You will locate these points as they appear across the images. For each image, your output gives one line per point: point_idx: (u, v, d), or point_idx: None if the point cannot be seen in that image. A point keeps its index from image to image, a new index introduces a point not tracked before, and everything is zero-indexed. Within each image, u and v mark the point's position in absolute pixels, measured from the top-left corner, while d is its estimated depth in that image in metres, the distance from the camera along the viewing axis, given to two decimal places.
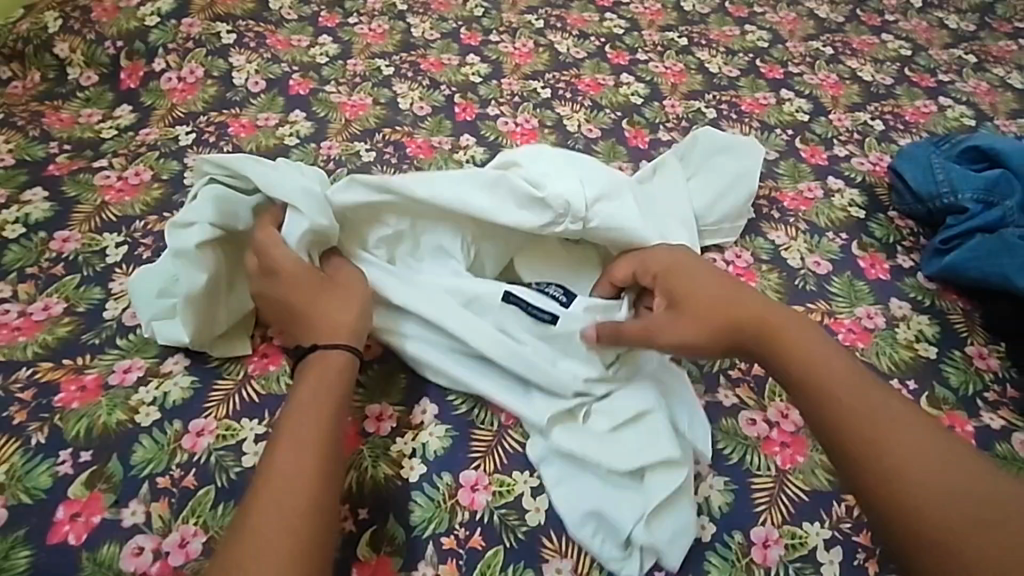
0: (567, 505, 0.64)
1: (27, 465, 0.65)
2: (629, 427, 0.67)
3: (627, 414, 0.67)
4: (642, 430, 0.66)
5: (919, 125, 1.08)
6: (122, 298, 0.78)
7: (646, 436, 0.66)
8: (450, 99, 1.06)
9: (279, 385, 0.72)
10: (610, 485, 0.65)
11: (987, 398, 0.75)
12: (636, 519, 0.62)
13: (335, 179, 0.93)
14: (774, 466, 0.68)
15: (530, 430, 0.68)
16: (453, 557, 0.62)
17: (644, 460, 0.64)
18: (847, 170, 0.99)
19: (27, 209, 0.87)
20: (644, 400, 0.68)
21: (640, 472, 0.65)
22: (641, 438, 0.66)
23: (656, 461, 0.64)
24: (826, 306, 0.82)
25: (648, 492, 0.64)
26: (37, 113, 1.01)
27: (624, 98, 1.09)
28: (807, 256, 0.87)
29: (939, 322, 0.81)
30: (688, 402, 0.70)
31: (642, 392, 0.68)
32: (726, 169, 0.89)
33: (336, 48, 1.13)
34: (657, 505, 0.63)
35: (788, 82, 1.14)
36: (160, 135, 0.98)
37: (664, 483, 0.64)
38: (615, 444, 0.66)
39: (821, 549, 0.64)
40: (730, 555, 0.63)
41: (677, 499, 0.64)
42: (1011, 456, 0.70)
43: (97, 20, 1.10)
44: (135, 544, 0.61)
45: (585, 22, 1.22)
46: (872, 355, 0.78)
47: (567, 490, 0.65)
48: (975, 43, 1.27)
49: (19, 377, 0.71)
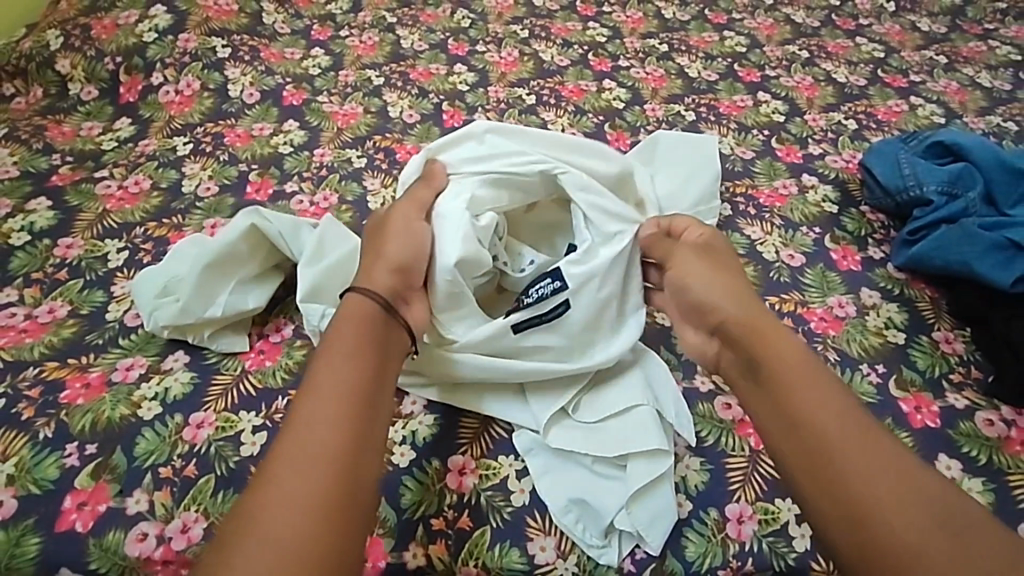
0: (553, 492, 0.67)
1: (35, 458, 0.68)
2: (615, 419, 0.70)
3: (616, 407, 0.70)
4: (630, 422, 0.69)
5: (891, 124, 1.12)
6: (124, 301, 0.81)
7: (634, 428, 0.69)
8: (438, 106, 1.10)
9: (275, 379, 0.75)
10: (597, 473, 0.68)
11: (952, 379, 0.79)
12: (620, 506, 0.65)
13: (329, 185, 0.97)
14: (748, 446, 0.71)
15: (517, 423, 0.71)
16: (442, 537, 0.65)
17: (631, 448, 0.67)
18: (821, 167, 1.03)
19: (31, 218, 0.91)
20: (633, 394, 0.70)
21: (626, 460, 0.68)
22: (628, 429, 0.69)
23: (644, 449, 0.67)
24: (799, 296, 0.86)
25: (633, 478, 0.67)
26: (40, 127, 1.05)
27: (606, 103, 1.13)
28: (782, 250, 0.91)
29: (907, 310, 0.85)
30: (673, 393, 0.72)
31: (629, 387, 0.71)
32: (687, 160, 0.92)
33: (327, 60, 1.17)
34: (641, 491, 0.66)
35: (764, 85, 1.18)
36: (159, 146, 1.02)
37: (649, 469, 0.67)
38: (601, 435, 0.69)
39: (792, 524, 0.67)
40: (706, 531, 0.66)
41: (659, 484, 0.67)
42: (974, 433, 0.74)
43: (97, 37, 1.14)
44: (139, 530, 0.65)
45: (569, 31, 1.27)
46: (843, 342, 0.81)
47: (553, 478, 0.67)
48: (947, 44, 1.31)
49: (27, 376, 0.74)
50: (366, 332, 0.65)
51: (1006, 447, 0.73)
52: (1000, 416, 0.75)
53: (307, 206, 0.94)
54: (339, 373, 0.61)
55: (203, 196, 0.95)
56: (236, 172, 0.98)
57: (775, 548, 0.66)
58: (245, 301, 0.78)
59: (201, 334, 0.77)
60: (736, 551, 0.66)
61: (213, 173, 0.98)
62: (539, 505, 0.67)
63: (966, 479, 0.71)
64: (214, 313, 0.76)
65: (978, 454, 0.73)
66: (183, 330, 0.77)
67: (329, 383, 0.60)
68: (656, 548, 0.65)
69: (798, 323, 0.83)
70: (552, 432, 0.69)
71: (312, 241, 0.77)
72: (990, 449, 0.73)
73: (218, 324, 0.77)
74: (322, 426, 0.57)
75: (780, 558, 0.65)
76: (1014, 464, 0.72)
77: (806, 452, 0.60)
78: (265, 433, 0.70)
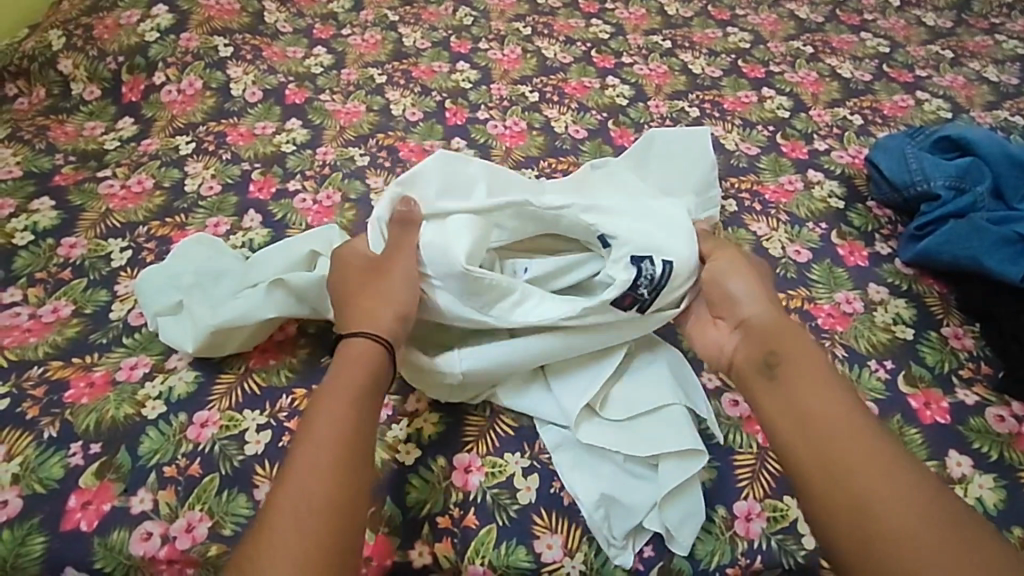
0: (582, 491, 0.66)
1: (40, 457, 0.68)
2: (646, 417, 0.68)
3: (645, 406, 0.68)
4: (663, 420, 0.67)
5: (896, 119, 1.12)
6: (128, 300, 0.81)
7: (664, 427, 0.67)
8: (441, 104, 1.10)
9: (279, 377, 0.74)
10: (625, 472, 0.66)
11: (962, 374, 0.78)
12: (651, 506, 0.64)
13: (331, 183, 0.97)
14: (756, 443, 0.71)
15: (545, 419, 0.70)
16: (448, 535, 0.65)
17: (663, 448, 0.65)
18: (827, 163, 1.02)
19: (35, 217, 0.90)
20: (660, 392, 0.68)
21: (657, 459, 0.66)
22: (658, 428, 0.67)
23: (676, 449, 0.66)
24: (806, 292, 0.85)
25: (663, 479, 0.65)
26: (43, 127, 1.05)
27: (609, 99, 1.12)
28: (789, 246, 0.90)
29: (915, 305, 0.84)
30: (701, 388, 0.71)
31: (659, 383, 0.69)
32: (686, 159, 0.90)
33: (330, 59, 1.17)
34: (673, 490, 0.65)
35: (769, 81, 1.17)
36: (162, 145, 1.02)
37: (681, 468, 0.65)
38: (634, 432, 0.67)
39: (801, 521, 0.66)
40: (714, 529, 0.66)
41: (690, 482, 0.66)
42: (984, 430, 0.73)
43: (99, 37, 1.14)
44: (144, 530, 0.65)
45: (572, 28, 1.26)
46: (850, 338, 0.80)
47: (580, 477, 0.66)
48: (952, 39, 1.30)
49: (31, 375, 0.74)
50: (362, 371, 0.62)
51: (1017, 443, 0.73)
52: (1011, 412, 0.75)
53: (310, 204, 0.94)
54: (335, 412, 0.59)
55: (207, 195, 0.95)
56: (238, 170, 0.98)
57: (785, 546, 0.65)
58: (257, 341, 0.76)
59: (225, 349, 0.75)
60: (745, 549, 0.65)
61: (216, 172, 0.98)
62: (545, 502, 0.66)
63: (977, 476, 0.70)
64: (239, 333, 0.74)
65: (988, 450, 0.72)
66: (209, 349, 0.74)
67: (317, 429, 0.58)
68: (685, 548, 0.64)
69: (806, 319, 0.82)
70: (583, 431, 0.67)
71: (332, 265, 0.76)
72: (1001, 445, 0.72)
73: (240, 341, 0.75)
74: (307, 477, 0.55)
75: (790, 556, 0.65)
76: None
77: (815, 454, 0.58)
78: (270, 431, 0.70)
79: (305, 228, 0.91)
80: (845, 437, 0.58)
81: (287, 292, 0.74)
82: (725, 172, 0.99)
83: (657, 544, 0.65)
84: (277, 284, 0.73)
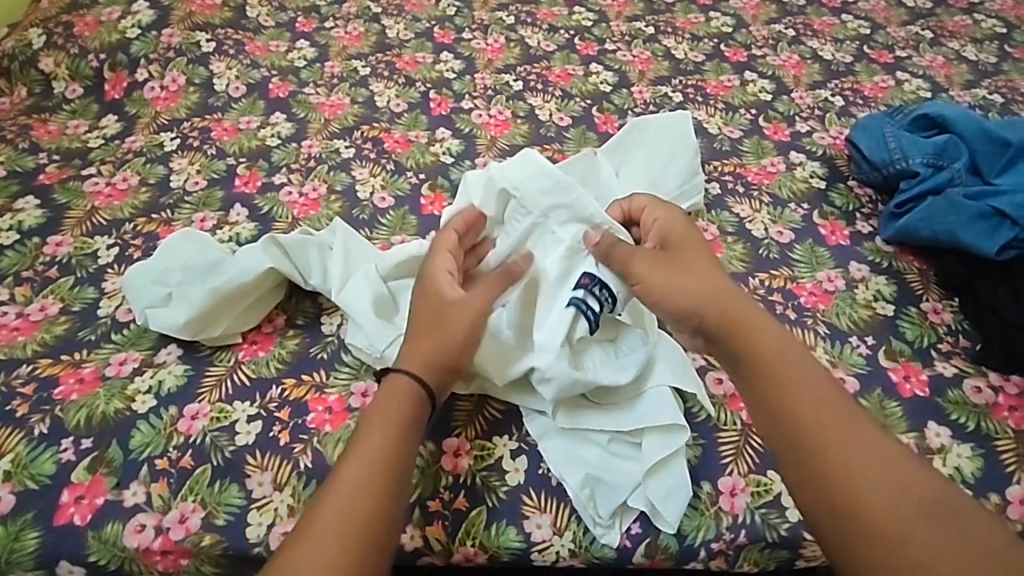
0: (566, 473, 0.67)
1: (31, 453, 0.68)
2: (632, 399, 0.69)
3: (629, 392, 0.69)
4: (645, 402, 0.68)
5: (877, 99, 1.13)
6: (115, 296, 0.82)
7: (647, 405, 0.68)
8: (425, 95, 1.10)
9: (268, 369, 0.75)
10: (610, 452, 0.68)
11: (941, 349, 0.79)
12: (634, 485, 0.66)
13: (313, 177, 0.97)
14: (740, 420, 0.72)
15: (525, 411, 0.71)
16: (439, 519, 0.66)
17: (644, 424, 0.67)
18: (808, 144, 1.03)
19: (20, 217, 0.91)
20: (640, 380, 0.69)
21: (640, 438, 0.68)
22: (642, 408, 0.68)
23: (658, 426, 0.67)
24: (789, 273, 0.86)
25: (648, 456, 0.67)
26: (25, 126, 1.05)
27: (593, 86, 1.12)
28: (771, 227, 0.91)
29: (896, 283, 0.86)
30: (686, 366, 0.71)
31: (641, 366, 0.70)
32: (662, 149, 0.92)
33: (313, 52, 1.17)
34: (655, 467, 0.66)
35: (751, 65, 1.18)
36: (146, 142, 1.02)
37: (664, 445, 0.67)
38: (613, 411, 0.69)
39: (785, 495, 0.68)
40: (700, 505, 0.67)
41: (672, 459, 0.67)
42: (962, 401, 0.75)
43: (80, 35, 1.13)
44: (137, 522, 0.65)
45: (554, 16, 1.26)
46: (832, 316, 0.82)
47: (566, 459, 0.68)
48: (933, 19, 1.31)
49: (21, 373, 0.74)
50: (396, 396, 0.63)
51: (994, 413, 0.74)
52: (988, 383, 0.76)
53: (296, 197, 0.94)
54: (368, 444, 0.60)
55: (192, 191, 0.95)
56: (224, 165, 0.98)
57: (768, 519, 0.67)
58: (242, 325, 0.77)
59: (215, 331, 0.76)
60: (729, 523, 0.67)
61: (201, 167, 0.98)
62: (534, 484, 0.68)
63: (956, 446, 0.72)
64: (230, 311, 0.76)
65: (966, 421, 0.74)
66: (198, 331, 0.75)
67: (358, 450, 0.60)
68: (672, 525, 0.65)
69: (789, 299, 0.83)
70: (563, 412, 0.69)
71: (303, 241, 0.78)
72: (979, 416, 0.74)
73: (229, 325, 0.76)
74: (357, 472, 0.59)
75: (773, 529, 0.67)
76: (1002, 430, 0.73)
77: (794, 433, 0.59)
78: (260, 422, 0.71)
79: (291, 221, 0.91)
80: (828, 420, 0.59)
81: (280, 258, 0.77)
82: (708, 155, 1.00)
83: (644, 521, 0.67)
84: (272, 242, 0.77)
